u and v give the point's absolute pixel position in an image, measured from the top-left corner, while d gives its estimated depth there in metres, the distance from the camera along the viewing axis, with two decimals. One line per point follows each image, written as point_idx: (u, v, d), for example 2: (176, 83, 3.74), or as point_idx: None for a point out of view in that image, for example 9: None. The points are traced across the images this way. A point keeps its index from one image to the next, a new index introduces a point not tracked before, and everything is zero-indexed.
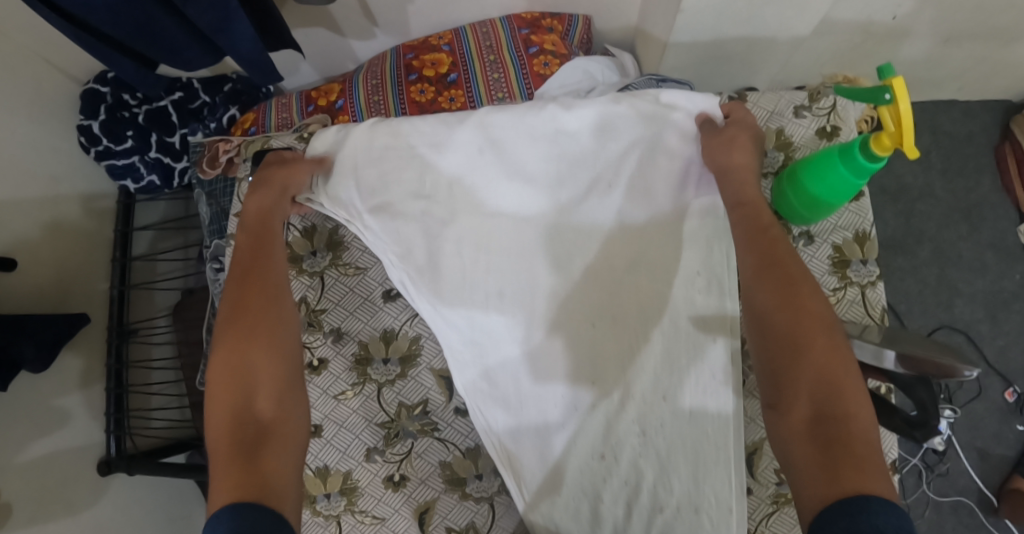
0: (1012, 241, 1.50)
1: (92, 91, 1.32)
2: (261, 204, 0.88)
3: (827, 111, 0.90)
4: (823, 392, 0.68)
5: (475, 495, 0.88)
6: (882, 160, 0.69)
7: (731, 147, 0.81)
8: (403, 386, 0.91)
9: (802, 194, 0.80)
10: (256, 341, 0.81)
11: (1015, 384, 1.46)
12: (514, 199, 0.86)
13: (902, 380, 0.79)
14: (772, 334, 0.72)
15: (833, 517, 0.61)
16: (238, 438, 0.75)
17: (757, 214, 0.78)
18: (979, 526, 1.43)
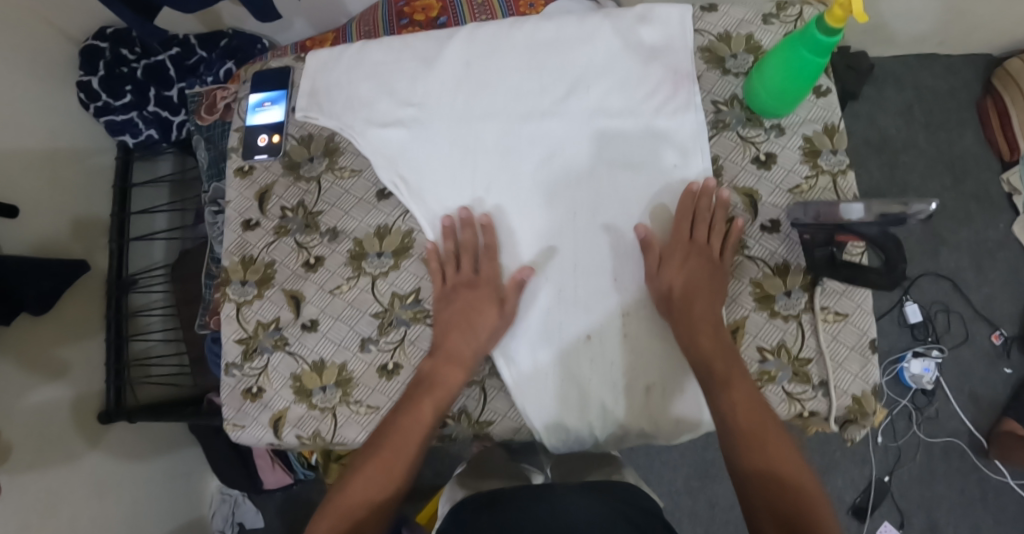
0: (996, 192, 1.53)
1: (90, 47, 1.34)
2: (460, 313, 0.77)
3: (795, 18, 0.87)
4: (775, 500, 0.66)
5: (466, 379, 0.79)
6: (836, 34, 0.69)
7: (687, 256, 0.76)
8: (397, 276, 0.80)
9: (770, 86, 0.79)
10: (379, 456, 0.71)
11: (1001, 328, 1.48)
12: (500, 119, 0.84)
13: (870, 236, 0.66)
14: (728, 439, 0.70)
15: None
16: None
17: (699, 312, 0.74)
18: (971, 469, 1.44)
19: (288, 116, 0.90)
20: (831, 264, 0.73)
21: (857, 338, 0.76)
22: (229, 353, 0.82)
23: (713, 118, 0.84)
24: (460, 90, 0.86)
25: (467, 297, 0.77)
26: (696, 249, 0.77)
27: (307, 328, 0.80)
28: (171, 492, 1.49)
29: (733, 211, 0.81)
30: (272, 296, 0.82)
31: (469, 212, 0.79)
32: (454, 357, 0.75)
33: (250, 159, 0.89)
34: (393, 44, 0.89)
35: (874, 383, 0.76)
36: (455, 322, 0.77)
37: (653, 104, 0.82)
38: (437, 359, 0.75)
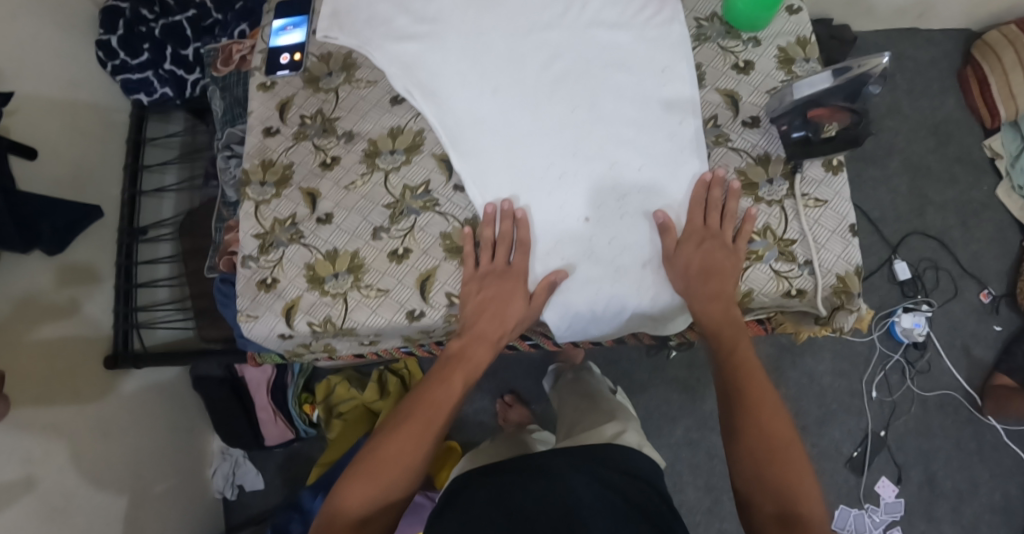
0: (978, 156, 1.60)
1: (111, 6, 1.39)
2: (495, 297, 0.79)
3: None
4: (767, 466, 0.73)
5: None
6: None
7: (706, 244, 0.79)
8: (408, 170, 0.84)
9: None
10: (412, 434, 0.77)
11: (989, 287, 1.53)
12: (505, 29, 0.88)
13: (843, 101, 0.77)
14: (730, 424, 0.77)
15: None
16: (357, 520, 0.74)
17: (710, 302, 0.78)
18: (966, 423, 1.47)
19: (309, 37, 0.95)
20: (806, 148, 0.81)
21: (836, 222, 0.82)
22: (245, 246, 0.86)
23: (695, 33, 0.89)
24: (468, 5, 0.89)
25: (501, 287, 0.79)
26: (711, 238, 0.79)
27: (321, 219, 0.84)
28: (173, 447, 1.50)
29: (716, 109, 0.86)
30: (289, 194, 0.87)
31: (510, 204, 0.80)
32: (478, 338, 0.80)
33: (272, 75, 0.94)
34: None
35: (856, 264, 0.81)
36: (490, 304, 0.79)
37: (643, 18, 0.87)
38: (469, 338, 0.81)
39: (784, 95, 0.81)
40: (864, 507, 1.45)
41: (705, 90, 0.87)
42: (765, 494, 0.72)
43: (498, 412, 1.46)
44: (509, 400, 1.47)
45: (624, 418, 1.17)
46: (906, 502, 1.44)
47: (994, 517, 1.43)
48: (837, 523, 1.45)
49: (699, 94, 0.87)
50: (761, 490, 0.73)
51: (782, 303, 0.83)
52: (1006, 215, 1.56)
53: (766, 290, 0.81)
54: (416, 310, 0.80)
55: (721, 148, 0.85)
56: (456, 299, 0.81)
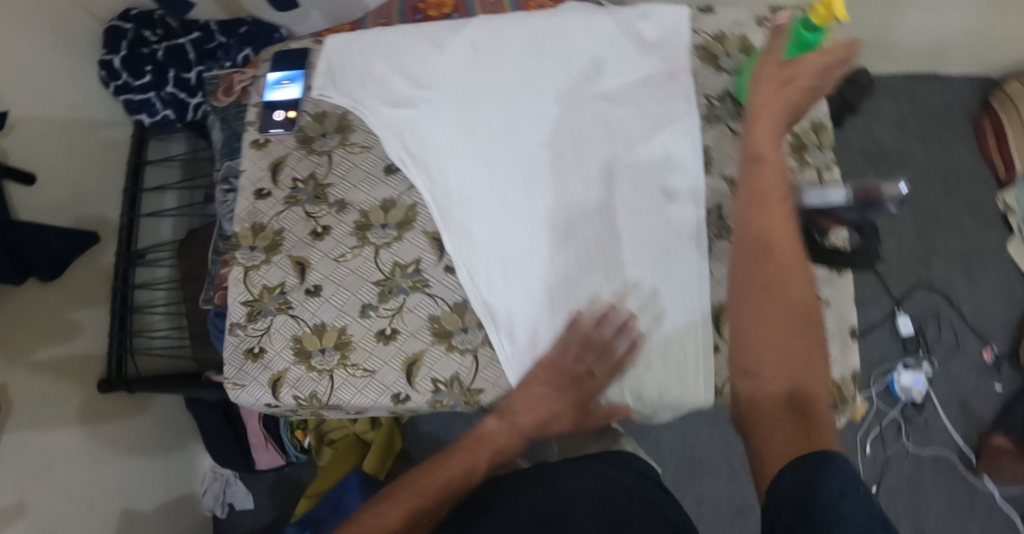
0: (990, 207, 1.56)
1: (113, 27, 1.35)
2: (547, 393, 0.76)
3: None
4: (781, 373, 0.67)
5: (460, 347, 0.81)
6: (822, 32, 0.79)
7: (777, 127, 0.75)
8: (399, 247, 0.83)
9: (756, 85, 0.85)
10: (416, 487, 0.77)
11: (992, 344, 1.50)
12: (503, 100, 0.85)
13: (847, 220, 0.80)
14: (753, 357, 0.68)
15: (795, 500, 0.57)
16: None
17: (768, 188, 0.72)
18: (960, 482, 1.45)
19: (305, 94, 0.93)
20: (812, 248, 0.83)
21: (837, 324, 0.84)
22: (234, 313, 0.85)
23: (706, 112, 0.89)
24: (468, 72, 0.87)
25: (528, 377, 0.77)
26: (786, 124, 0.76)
27: (310, 292, 0.83)
28: (165, 467, 1.51)
29: (721, 198, 0.85)
30: (279, 262, 0.85)
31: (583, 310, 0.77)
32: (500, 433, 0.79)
33: (265, 133, 0.91)
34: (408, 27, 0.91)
35: (852, 369, 0.83)
36: (532, 399, 0.77)
37: (647, 98, 0.85)
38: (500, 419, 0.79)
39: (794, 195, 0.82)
40: None
41: (711, 176, 0.86)
42: (763, 400, 0.67)
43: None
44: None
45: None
46: None
47: None
48: None
49: (706, 180, 0.85)
50: (753, 395, 0.67)
51: None
52: (1016, 271, 1.53)
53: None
54: (401, 394, 0.79)
55: (722, 241, 0.84)
56: (441, 384, 0.79)
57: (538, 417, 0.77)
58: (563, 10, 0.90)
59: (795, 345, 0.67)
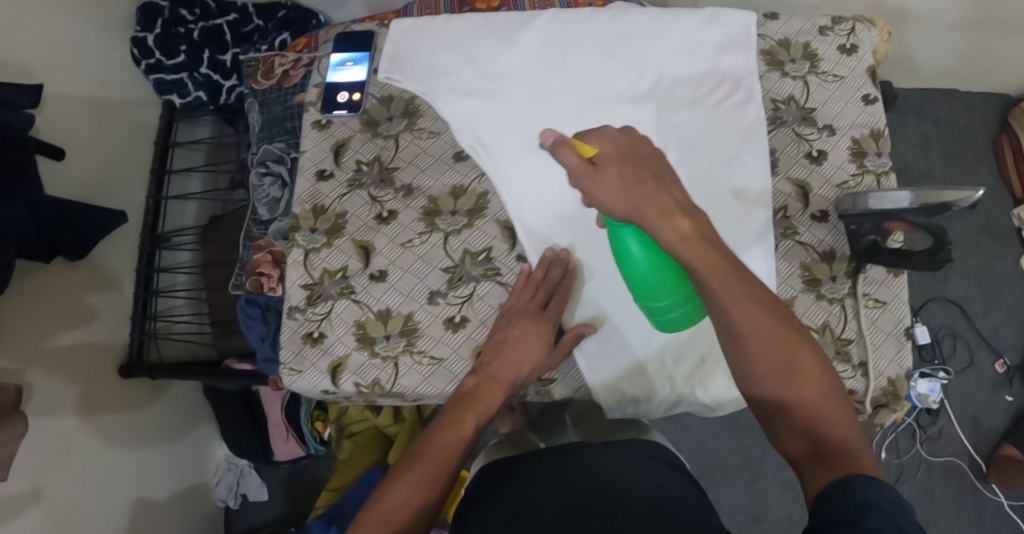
0: (1005, 225, 1.60)
1: (149, 5, 1.33)
2: (517, 362, 0.75)
3: (847, 33, 0.93)
4: (788, 399, 0.62)
5: None
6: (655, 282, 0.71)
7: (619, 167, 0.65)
8: (469, 235, 0.82)
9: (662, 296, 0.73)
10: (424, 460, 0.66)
11: (1005, 357, 1.54)
12: (573, 96, 0.86)
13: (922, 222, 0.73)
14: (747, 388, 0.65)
15: (834, 495, 0.55)
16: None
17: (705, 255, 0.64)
18: (969, 491, 1.49)
19: (370, 76, 0.92)
20: (873, 253, 0.79)
21: (893, 324, 0.81)
22: (292, 296, 0.83)
23: (771, 115, 0.89)
24: (539, 68, 0.88)
25: (515, 324, 0.76)
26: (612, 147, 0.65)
27: (375, 277, 0.81)
28: (178, 456, 1.47)
29: (786, 200, 0.85)
30: (341, 245, 0.84)
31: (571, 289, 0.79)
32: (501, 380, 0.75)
33: (329, 114, 0.90)
34: (477, 18, 0.91)
35: (907, 368, 0.80)
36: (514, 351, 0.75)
37: (714, 100, 0.87)
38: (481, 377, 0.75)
39: (859, 200, 0.78)
40: None
41: (776, 177, 0.86)
42: (772, 406, 0.63)
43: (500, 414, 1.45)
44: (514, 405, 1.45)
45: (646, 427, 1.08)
46: None
47: None
48: None
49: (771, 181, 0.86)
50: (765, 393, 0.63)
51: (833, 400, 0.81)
52: None
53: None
54: None
55: (787, 241, 0.83)
56: None
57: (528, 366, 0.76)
58: (633, 11, 0.91)
59: (788, 361, 0.62)
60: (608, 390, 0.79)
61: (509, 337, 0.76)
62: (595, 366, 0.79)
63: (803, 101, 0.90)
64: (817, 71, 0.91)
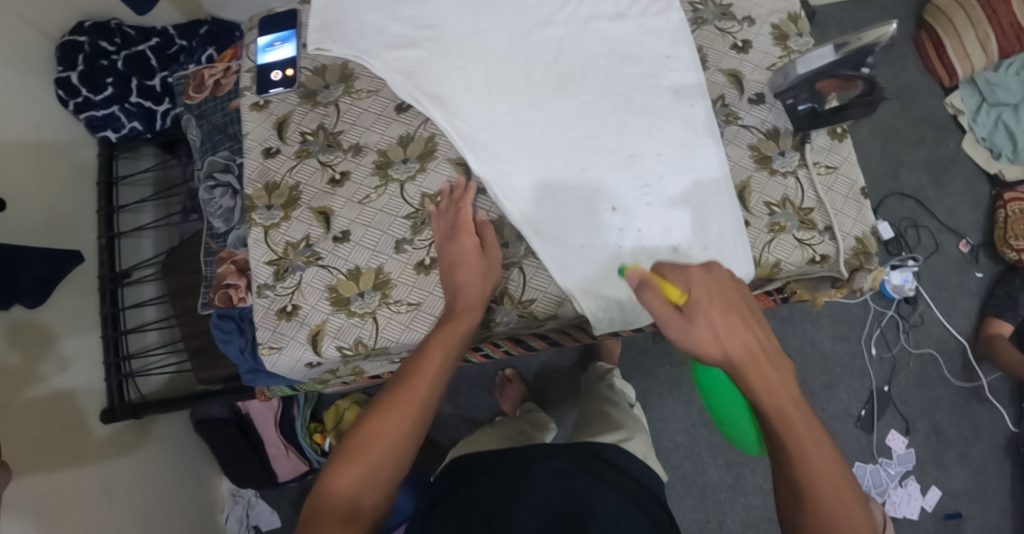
0: (942, 114, 1.67)
1: (68, 42, 1.28)
2: (470, 282, 0.77)
3: None
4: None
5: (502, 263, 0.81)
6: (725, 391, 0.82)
7: (718, 306, 0.71)
8: (424, 179, 0.83)
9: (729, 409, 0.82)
10: (400, 393, 0.72)
11: (967, 237, 1.61)
12: (506, 29, 0.87)
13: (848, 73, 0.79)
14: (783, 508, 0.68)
15: None
16: (342, 504, 0.67)
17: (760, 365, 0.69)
18: (961, 367, 1.55)
19: (300, 51, 0.90)
20: (813, 119, 0.85)
21: (848, 187, 0.86)
22: (259, 275, 0.83)
23: (692, 17, 0.92)
24: (468, 7, 0.88)
25: (453, 250, 0.78)
26: (712, 288, 0.72)
27: (340, 238, 0.81)
28: (184, 497, 1.42)
29: (722, 90, 0.88)
30: (300, 215, 0.83)
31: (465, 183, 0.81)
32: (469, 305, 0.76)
33: (265, 94, 0.89)
34: None
35: (870, 225, 0.85)
36: (461, 267, 0.77)
37: (639, 8, 0.88)
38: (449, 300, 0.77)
39: (788, 71, 0.84)
40: (879, 462, 1.50)
41: (709, 71, 0.89)
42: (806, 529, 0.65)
43: (498, 386, 1.45)
44: (509, 375, 1.46)
45: (630, 428, 1.12)
46: (916, 452, 1.51)
47: (999, 454, 1.53)
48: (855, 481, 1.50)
49: (705, 76, 0.89)
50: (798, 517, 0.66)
51: (808, 270, 0.85)
52: (974, 167, 1.65)
53: (793, 260, 0.83)
54: None
55: (732, 126, 0.87)
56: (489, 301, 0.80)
57: (481, 279, 0.77)
58: None
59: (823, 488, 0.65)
60: (589, 292, 0.78)
61: (453, 260, 0.77)
62: (571, 270, 0.78)
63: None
64: None
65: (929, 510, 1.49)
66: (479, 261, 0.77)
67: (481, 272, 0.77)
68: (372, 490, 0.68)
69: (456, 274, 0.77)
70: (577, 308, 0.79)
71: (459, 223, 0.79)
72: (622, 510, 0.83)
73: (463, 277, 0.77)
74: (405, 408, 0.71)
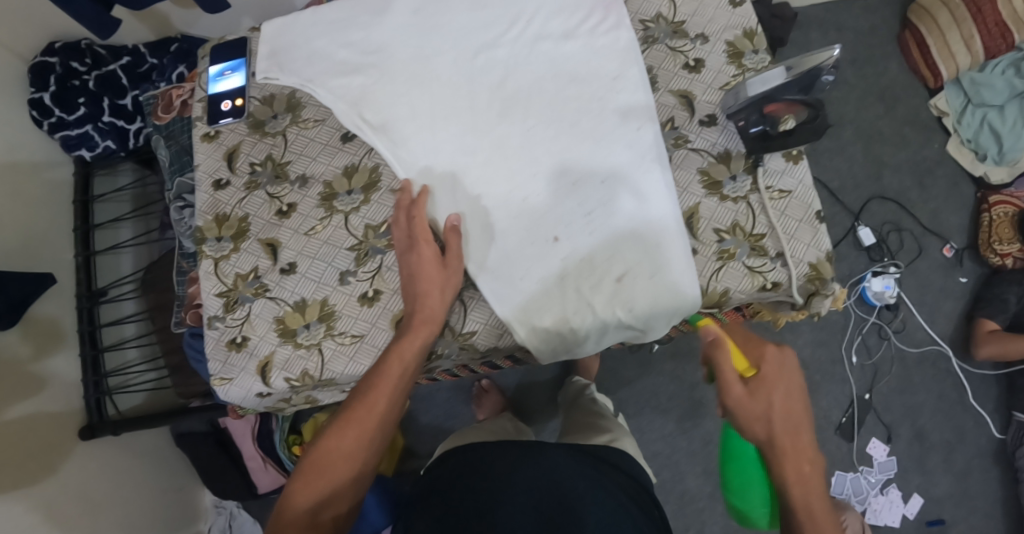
0: (926, 115, 1.64)
1: (39, 63, 1.29)
2: (427, 296, 0.76)
3: None
4: None
5: None
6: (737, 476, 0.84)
7: (784, 389, 0.76)
8: (368, 210, 0.83)
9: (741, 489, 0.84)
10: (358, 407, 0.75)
11: (951, 241, 1.58)
12: (451, 54, 0.86)
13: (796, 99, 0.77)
14: None
15: None
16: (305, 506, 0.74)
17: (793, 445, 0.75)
18: (945, 373, 1.53)
19: (249, 81, 0.91)
20: (765, 142, 0.82)
21: (803, 211, 0.84)
22: (209, 307, 0.83)
23: (643, 35, 0.91)
24: (414, 32, 0.87)
25: (411, 261, 0.78)
26: (789, 371, 0.78)
27: (286, 270, 0.82)
28: (165, 511, 1.44)
29: (672, 112, 0.87)
30: (248, 247, 0.84)
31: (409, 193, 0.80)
32: (427, 318, 0.76)
33: (216, 124, 0.89)
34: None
35: (825, 250, 0.83)
36: (419, 281, 0.77)
37: (588, 27, 0.87)
38: (407, 314, 0.77)
39: (739, 92, 0.82)
40: (859, 470, 1.49)
41: (658, 93, 0.88)
42: None
43: (475, 396, 1.44)
44: (486, 385, 1.45)
45: (619, 432, 1.12)
46: (898, 460, 1.50)
47: (984, 461, 1.50)
48: (835, 489, 1.48)
49: (654, 98, 0.88)
50: None
51: (760, 297, 0.83)
52: (959, 169, 1.62)
53: (742, 288, 0.81)
54: None
55: (681, 150, 0.86)
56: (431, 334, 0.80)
57: (439, 292, 0.77)
58: None
59: None
60: (523, 319, 0.78)
61: (413, 272, 0.77)
62: (501, 298, 0.79)
63: (672, 16, 0.91)
64: None
65: (911, 518, 1.48)
66: (437, 273, 0.77)
67: (437, 284, 0.77)
68: (330, 497, 0.74)
69: (415, 286, 0.77)
70: (516, 340, 0.79)
71: (421, 231, 0.78)
72: (616, 504, 0.84)
73: (421, 290, 0.76)
74: (361, 422, 0.75)
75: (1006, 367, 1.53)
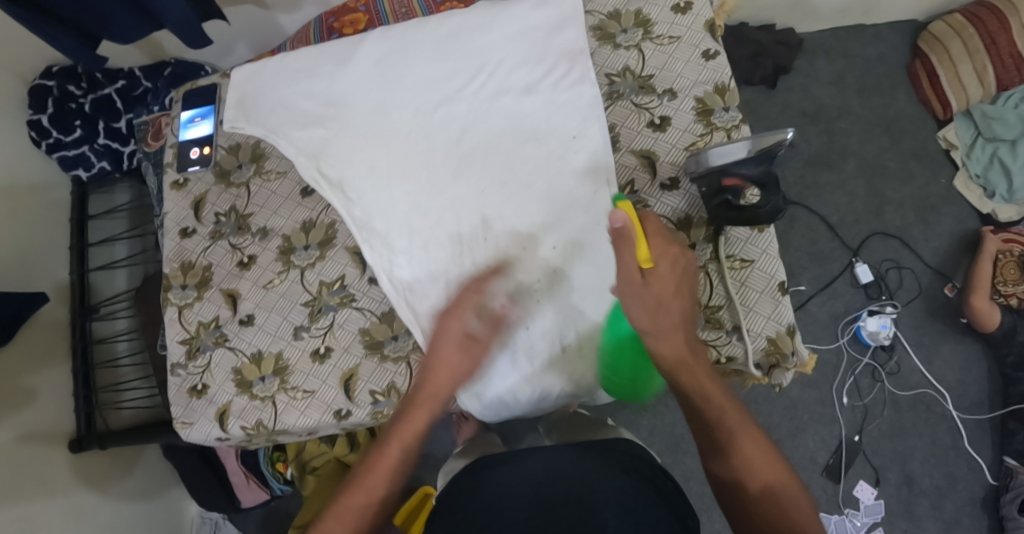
0: (934, 148, 1.58)
1: (39, 86, 1.33)
2: (440, 380, 0.77)
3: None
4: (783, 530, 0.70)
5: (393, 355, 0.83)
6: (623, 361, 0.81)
7: (683, 291, 0.75)
8: (323, 267, 0.86)
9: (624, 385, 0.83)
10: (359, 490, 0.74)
11: (954, 280, 1.52)
12: (410, 107, 0.87)
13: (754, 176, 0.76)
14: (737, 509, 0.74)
15: None
16: None
17: (698, 375, 0.76)
18: (938, 416, 1.49)
19: (217, 129, 0.95)
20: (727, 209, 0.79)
21: (765, 282, 0.82)
22: (173, 353, 0.87)
23: (608, 91, 0.89)
24: (376, 85, 0.88)
25: (437, 342, 0.77)
26: (683, 268, 0.75)
27: (244, 322, 0.86)
28: (151, 520, 1.49)
29: (632, 173, 0.87)
30: (210, 297, 0.88)
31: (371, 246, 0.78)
32: (429, 399, 0.77)
33: (185, 172, 0.94)
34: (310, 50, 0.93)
35: (787, 323, 0.81)
36: (440, 366, 0.77)
37: (551, 81, 0.86)
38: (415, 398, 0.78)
39: (700, 159, 0.80)
40: (845, 513, 1.45)
41: (618, 153, 0.87)
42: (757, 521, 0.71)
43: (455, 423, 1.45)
44: None
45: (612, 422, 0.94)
46: (886, 504, 1.45)
47: (975, 508, 1.45)
48: None
49: (615, 158, 0.87)
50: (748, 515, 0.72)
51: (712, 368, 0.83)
52: (966, 206, 1.56)
53: None
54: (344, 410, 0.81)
55: None
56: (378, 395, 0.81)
57: (455, 376, 0.77)
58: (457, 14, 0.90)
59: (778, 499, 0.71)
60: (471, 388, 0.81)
61: (435, 356, 0.77)
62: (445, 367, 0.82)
63: (639, 71, 0.90)
64: (650, 37, 0.91)
65: None
66: (459, 359, 0.77)
67: (457, 368, 0.77)
68: None
69: (431, 370, 0.77)
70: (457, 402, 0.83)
71: (451, 317, 0.77)
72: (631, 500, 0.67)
73: (439, 375, 0.77)
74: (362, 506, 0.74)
75: (1005, 413, 1.47)
